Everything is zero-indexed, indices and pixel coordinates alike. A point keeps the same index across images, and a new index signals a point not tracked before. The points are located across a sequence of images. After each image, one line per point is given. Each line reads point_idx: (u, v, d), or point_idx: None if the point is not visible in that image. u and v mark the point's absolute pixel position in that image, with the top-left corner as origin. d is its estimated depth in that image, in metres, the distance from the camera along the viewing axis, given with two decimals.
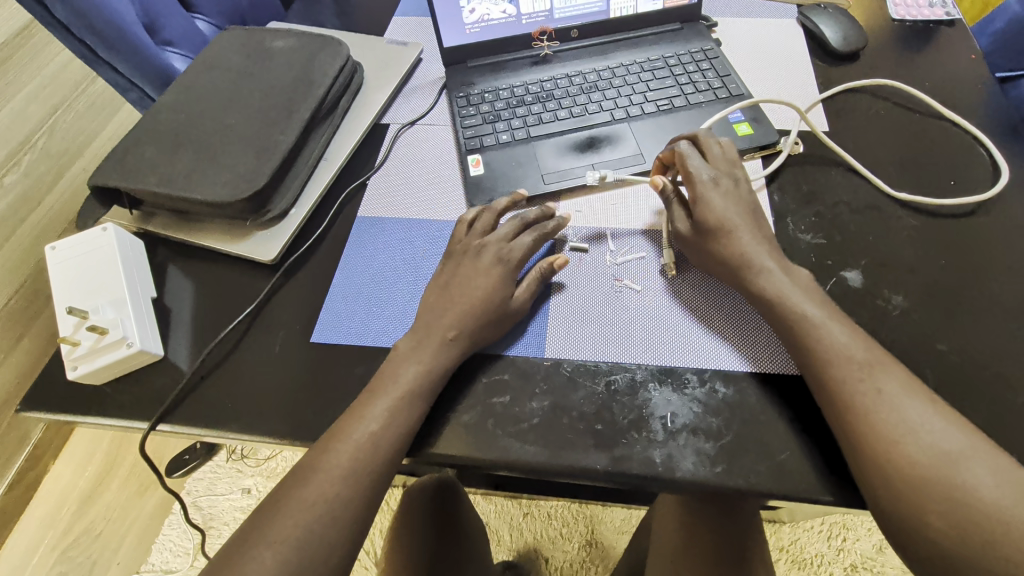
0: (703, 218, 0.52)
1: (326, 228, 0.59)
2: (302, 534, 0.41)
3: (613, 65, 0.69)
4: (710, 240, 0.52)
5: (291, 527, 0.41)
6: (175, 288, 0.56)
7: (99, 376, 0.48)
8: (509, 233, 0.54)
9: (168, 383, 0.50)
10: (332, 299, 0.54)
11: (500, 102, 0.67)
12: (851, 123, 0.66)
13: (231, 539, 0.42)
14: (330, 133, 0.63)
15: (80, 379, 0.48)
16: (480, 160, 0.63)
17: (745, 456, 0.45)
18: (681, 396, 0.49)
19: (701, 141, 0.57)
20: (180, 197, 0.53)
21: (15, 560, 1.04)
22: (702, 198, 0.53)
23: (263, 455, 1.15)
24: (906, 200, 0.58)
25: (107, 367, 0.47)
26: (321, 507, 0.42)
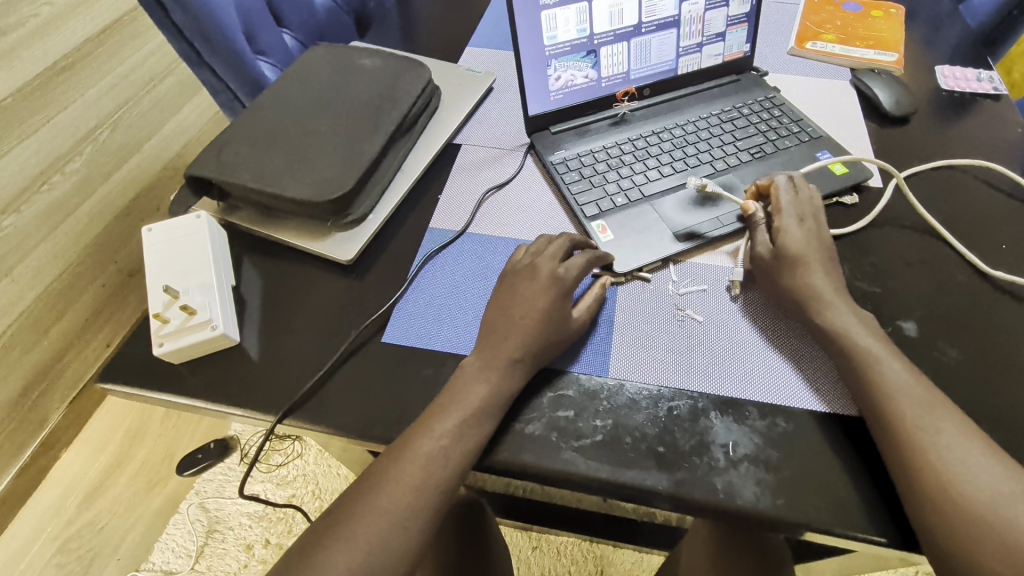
0: (783, 247, 0.56)
1: (397, 237, 0.62)
2: (371, 540, 0.42)
3: (692, 119, 0.73)
4: (780, 268, 0.55)
5: (361, 533, 0.42)
6: (251, 279, 0.58)
7: (183, 355, 0.50)
8: (561, 251, 0.55)
9: (240, 370, 0.51)
10: (404, 305, 0.56)
11: (596, 159, 0.68)
12: (937, 196, 0.67)
13: (301, 541, 0.43)
14: (407, 149, 0.67)
15: (163, 356, 0.50)
16: (606, 226, 0.62)
17: (805, 491, 0.46)
18: (742, 427, 0.49)
19: (799, 182, 0.61)
20: (271, 193, 0.56)
21: (13, 547, 0.99)
22: (786, 230, 0.57)
23: (276, 462, 1.11)
24: (996, 276, 0.59)
25: (193, 346, 0.49)
26: (389, 515, 0.42)
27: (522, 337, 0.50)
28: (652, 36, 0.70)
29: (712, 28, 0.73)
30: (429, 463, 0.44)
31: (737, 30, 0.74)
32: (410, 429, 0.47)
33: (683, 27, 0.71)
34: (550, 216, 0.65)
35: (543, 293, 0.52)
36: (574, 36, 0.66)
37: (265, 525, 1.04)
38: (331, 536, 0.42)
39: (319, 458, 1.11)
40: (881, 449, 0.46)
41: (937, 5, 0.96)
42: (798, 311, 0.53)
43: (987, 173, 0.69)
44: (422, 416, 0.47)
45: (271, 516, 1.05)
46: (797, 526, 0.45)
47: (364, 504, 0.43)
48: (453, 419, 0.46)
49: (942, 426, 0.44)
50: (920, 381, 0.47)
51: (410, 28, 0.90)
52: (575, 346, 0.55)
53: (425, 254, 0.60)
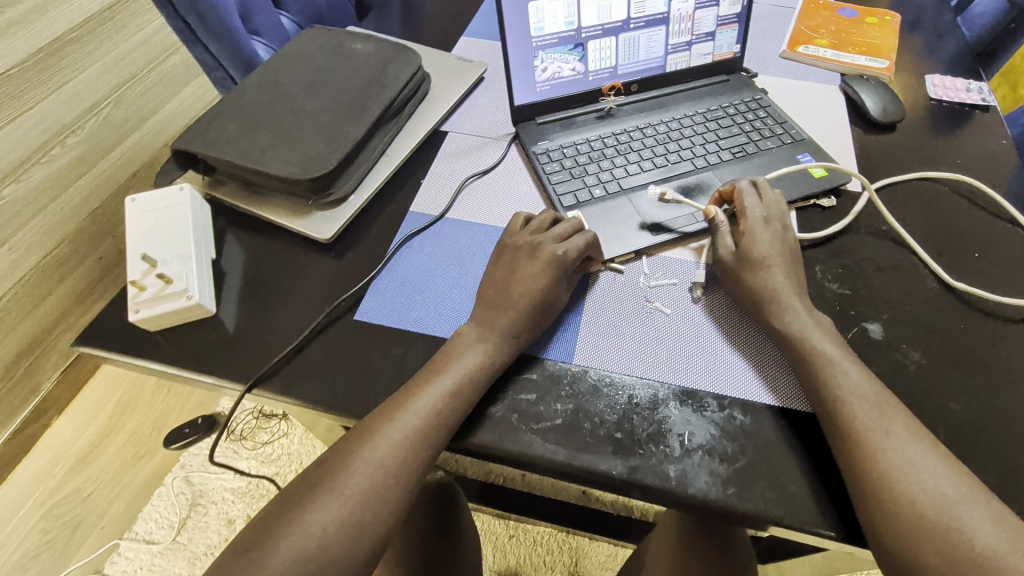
0: (748, 250, 0.56)
1: (378, 219, 0.63)
2: (339, 518, 0.42)
3: (676, 116, 0.74)
4: (741, 268, 0.56)
5: (329, 511, 0.42)
6: (232, 254, 0.59)
7: (159, 322, 0.51)
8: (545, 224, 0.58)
9: (215, 340, 0.53)
10: (381, 286, 0.57)
11: (577, 151, 0.69)
12: (909, 206, 0.68)
13: (268, 514, 0.43)
14: (393, 133, 0.68)
15: (139, 322, 0.51)
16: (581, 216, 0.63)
17: (756, 482, 0.47)
18: (700, 418, 0.50)
19: (764, 187, 0.62)
20: (254, 170, 0.57)
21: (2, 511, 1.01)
22: (751, 233, 0.57)
23: (262, 440, 1.12)
24: (961, 288, 0.59)
25: (168, 314, 0.50)
26: (356, 493, 0.43)
27: (495, 316, 0.52)
28: (640, 32, 0.71)
29: (702, 26, 0.73)
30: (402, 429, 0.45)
31: (728, 31, 0.75)
32: (391, 402, 0.47)
33: (673, 24, 0.72)
34: (529, 205, 0.66)
35: (520, 283, 0.53)
36: (561, 28, 0.67)
37: (247, 501, 1.05)
38: (297, 511, 0.42)
39: (303, 438, 1.12)
40: (831, 447, 0.47)
41: (937, 16, 0.96)
42: (756, 311, 0.54)
43: (965, 187, 0.69)
44: (401, 391, 0.48)
45: (255, 494, 1.06)
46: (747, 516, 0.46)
47: (334, 476, 0.44)
48: (424, 398, 0.47)
49: (892, 428, 0.45)
50: (874, 384, 0.48)
51: (408, 15, 0.90)
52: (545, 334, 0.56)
53: (402, 235, 0.62)
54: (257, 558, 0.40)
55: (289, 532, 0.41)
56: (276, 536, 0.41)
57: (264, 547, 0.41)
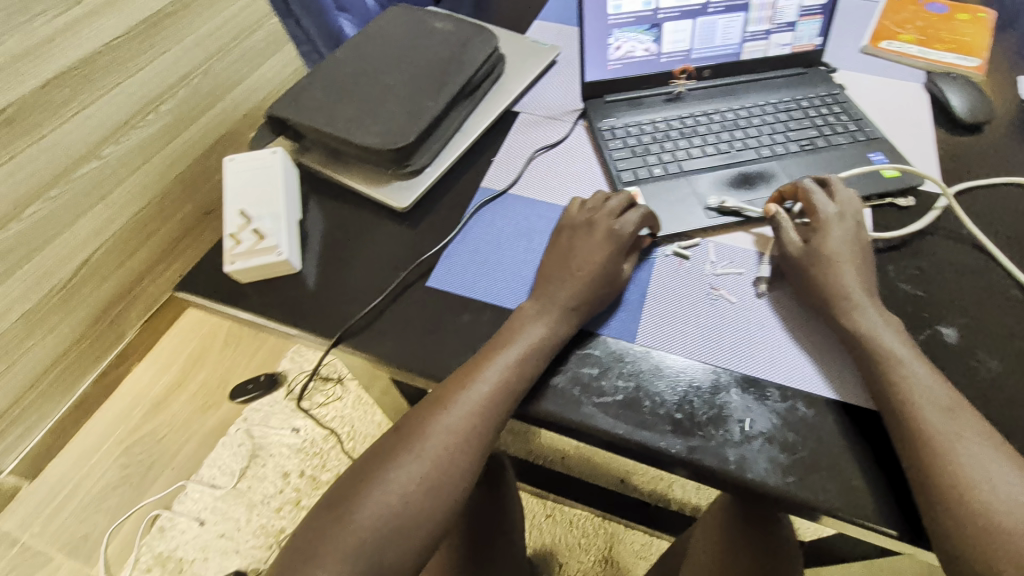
0: (818, 245, 0.56)
1: (450, 193, 0.66)
2: (419, 475, 0.45)
3: (747, 105, 0.73)
4: (811, 266, 0.55)
5: (410, 470, 0.45)
6: (315, 217, 0.63)
7: (250, 275, 0.55)
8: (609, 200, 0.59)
9: (300, 295, 0.56)
10: (450, 251, 0.60)
11: (643, 135, 0.70)
12: (996, 212, 0.65)
13: (353, 470, 0.47)
14: (469, 111, 0.70)
15: (233, 273, 0.55)
16: (639, 191, 0.64)
17: (817, 474, 0.47)
18: (762, 406, 0.50)
19: (836, 188, 0.60)
20: (340, 137, 0.61)
21: (87, 445, 1.11)
22: (824, 230, 0.56)
23: (318, 401, 1.17)
24: None
25: (259, 267, 0.54)
26: (434, 453, 0.46)
27: (557, 291, 0.53)
28: (718, 17, 0.70)
29: (783, 16, 0.71)
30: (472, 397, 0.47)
31: (810, 22, 0.73)
32: (462, 373, 0.50)
33: (752, 12, 0.70)
34: (594, 186, 0.67)
35: (592, 261, 0.54)
36: (639, 7, 0.68)
37: (303, 457, 1.10)
38: (381, 468, 0.46)
39: (356, 403, 1.17)
40: (898, 448, 0.46)
41: None
42: (823, 309, 0.53)
43: None
44: (467, 364, 0.50)
45: (312, 452, 1.10)
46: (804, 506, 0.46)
47: (412, 437, 0.47)
48: (496, 366, 0.49)
49: (964, 432, 0.44)
50: (946, 386, 0.47)
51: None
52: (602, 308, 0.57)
53: (472, 208, 0.64)
54: (346, 509, 0.44)
55: (374, 487, 0.44)
56: (363, 490, 0.44)
57: (352, 500, 0.44)
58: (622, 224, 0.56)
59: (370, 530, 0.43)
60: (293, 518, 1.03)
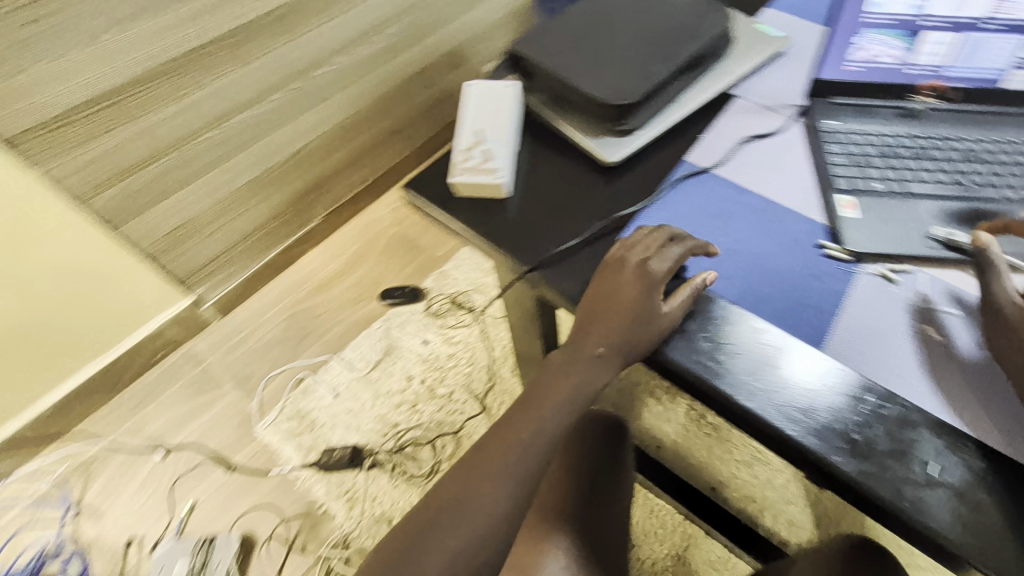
0: None
1: (651, 159, 0.67)
2: (534, 437, 0.54)
3: (998, 139, 0.65)
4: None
5: (527, 434, 0.54)
6: (525, 153, 0.67)
7: (469, 191, 0.62)
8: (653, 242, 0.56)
9: (501, 218, 0.62)
10: (644, 215, 0.62)
11: (866, 144, 0.65)
12: None
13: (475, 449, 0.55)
14: (689, 84, 0.69)
15: (454, 185, 0.62)
16: (853, 203, 0.60)
17: (1005, 541, 0.44)
18: (956, 456, 0.47)
19: None
20: (568, 83, 0.64)
21: (264, 302, 1.31)
22: None
23: (450, 323, 1.28)
24: None
25: (480, 185, 0.61)
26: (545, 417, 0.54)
27: (602, 324, 0.55)
28: (993, 36, 0.62)
29: None
30: (552, 390, 0.55)
31: None
32: (558, 359, 0.57)
33: None
34: (799, 188, 0.64)
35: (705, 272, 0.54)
36: (903, 10, 0.64)
37: (427, 368, 1.21)
38: (502, 442, 0.54)
39: (480, 336, 1.25)
40: None
41: None
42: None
43: None
44: (568, 340, 0.57)
45: (435, 366, 1.21)
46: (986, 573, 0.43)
47: (527, 409, 0.55)
48: (597, 340, 0.55)
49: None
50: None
51: None
52: (788, 308, 0.56)
53: (673, 180, 0.64)
54: (476, 481, 0.52)
55: (501, 458, 0.53)
56: (490, 462, 0.53)
57: (482, 470, 0.53)
58: (655, 264, 0.55)
59: (504, 494, 0.51)
60: (408, 418, 1.14)
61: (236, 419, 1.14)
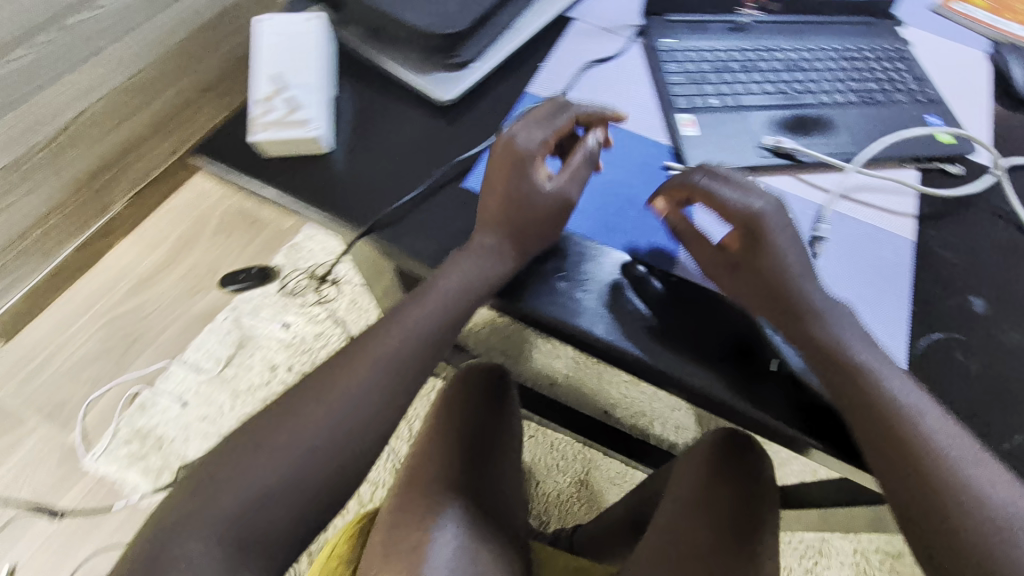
0: None
1: (491, 89, 0.60)
2: (357, 384, 0.51)
3: (811, 47, 0.69)
4: (768, 236, 0.48)
5: (349, 381, 0.51)
6: (345, 94, 0.58)
7: (276, 148, 0.53)
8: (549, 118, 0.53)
9: (319, 168, 0.53)
10: (491, 156, 0.57)
11: (707, 64, 0.65)
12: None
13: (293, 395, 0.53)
14: (521, 8, 0.63)
15: (258, 146, 0.52)
16: (692, 121, 0.61)
17: (835, 418, 0.47)
18: (788, 348, 0.50)
19: None
20: (387, 13, 0.55)
21: (75, 309, 1.13)
22: None
23: (313, 299, 1.15)
24: None
25: (289, 142, 0.52)
26: (374, 365, 0.51)
27: (486, 227, 0.51)
28: None
29: None
30: (376, 342, 0.52)
31: None
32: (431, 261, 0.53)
33: None
34: (647, 104, 0.63)
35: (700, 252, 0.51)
36: None
37: (293, 352, 1.11)
38: (323, 387, 0.52)
39: (349, 308, 1.15)
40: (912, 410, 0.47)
41: None
42: (774, 310, 0.49)
43: None
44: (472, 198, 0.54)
45: (300, 350, 1.11)
46: (903, 483, 0.44)
47: (354, 354, 0.52)
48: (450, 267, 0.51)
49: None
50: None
51: None
52: (618, 234, 0.55)
53: (518, 112, 0.59)
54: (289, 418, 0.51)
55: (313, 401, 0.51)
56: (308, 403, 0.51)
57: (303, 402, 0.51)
58: (520, 134, 0.52)
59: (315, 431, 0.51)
60: None
61: (54, 455, 1.01)
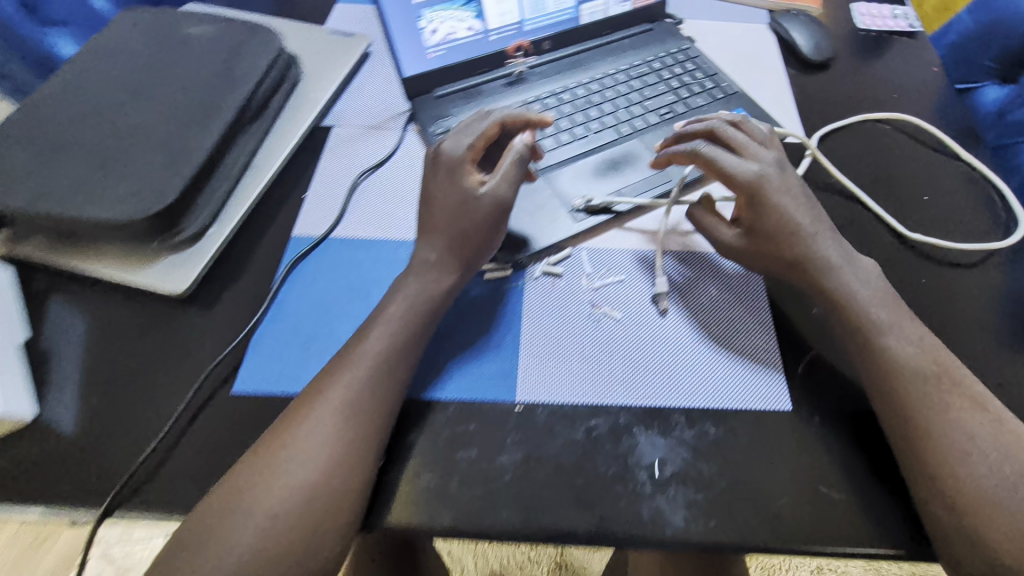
0: (756, 224, 0.46)
1: (247, 249, 0.49)
2: None
3: (596, 75, 0.62)
4: (769, 196, 0.46)
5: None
6: (55, 326, 0.45)
7: None
8: (481, 127, 0.47)
9: (29, 448, 0.40)
10: (264, 340, 0.44)
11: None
12: (844, 144, 0.61)
13: None
14: (255, 141, 0.52)
15: None
16: None
17: (740, 506, 0.41)
18: (669, 440, 0.43)
19: (757, 133, 0.50)
20: (62, 216, 0.42)
21: None
22: (789, 198, 0.46)
23: None
24: (910, 238, 0.53)
25: None
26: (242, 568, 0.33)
27: (427, 235, 0.45)
28: None
29: None
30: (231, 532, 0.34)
31: None
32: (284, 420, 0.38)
33: None
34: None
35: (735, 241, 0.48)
36: None
37: None
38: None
39: None
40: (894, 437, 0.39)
41: None
42: (780, 266, 0.46)
43: (908, 126, 0.63)
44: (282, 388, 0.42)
45: None
46: (973, 537, 0.34)
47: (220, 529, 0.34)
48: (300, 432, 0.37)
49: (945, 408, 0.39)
50: (911, 358, 0.41)
51: None
52: (448, 375, 0.45)
53: (282, 272, 0.47)
54: None
55: None
56: None
57: None
58: (450, 142, 0.47)
59: None
60: None
61: None
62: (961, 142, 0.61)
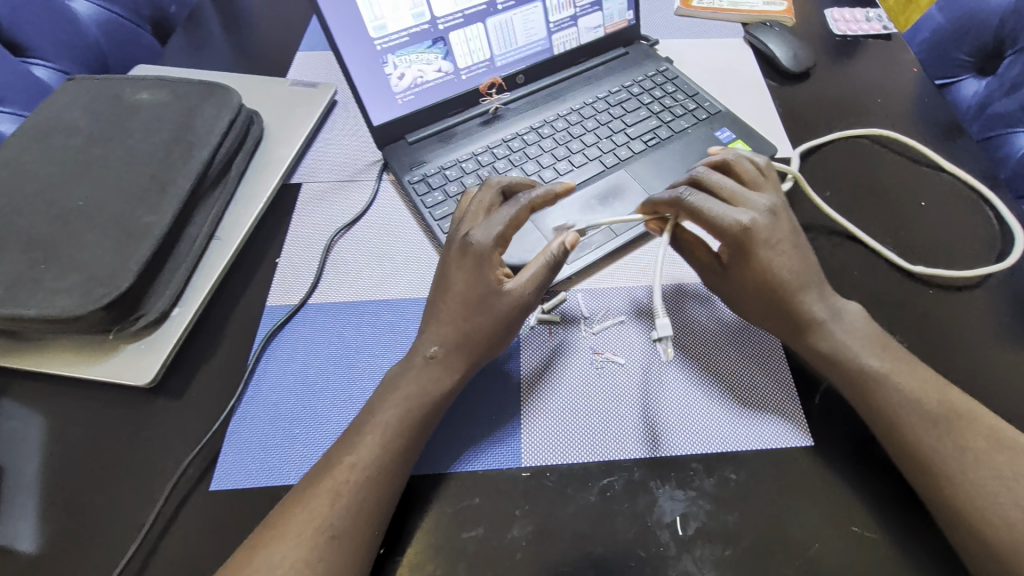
0: (747, 274, 0.44)
1: (219, 325, 0.46)
2: None
3: (575, 106, 0.60)
4: (759, 249, 0.43)
5: None
6: (15, 431, 0.41)
7: None
8: (512, 213, 0.43)
9: None
10: (242, 423, 0.41)
11: (470, 178, 0.53)
12: (820, 167, 0.58)
13: None
14: (218, 208, 0.49)
15: None
16: None
17: (774, 559, 0.37)
18: (690, 493, 0.40)
19: (743, 172, 0.47)
20: (7, 315, 0.39)
21: None
22: (781, 247, 0.43)
23: None
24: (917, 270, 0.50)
25: None
26: None
27: (436, 328, 0.42)
28: (512, 13, 0.55)
29: None
30: None
31: None
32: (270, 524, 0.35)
33: None
34: (417, 256, 0.50)
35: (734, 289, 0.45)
36: (410, 22, 0.51)
37: None
38: None
39: None
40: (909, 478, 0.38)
41: None
42: (771, 316, 0.44)
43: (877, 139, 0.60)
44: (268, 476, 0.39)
45: None
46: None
47: None
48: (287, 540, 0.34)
49: (969, 440, 0.37)
50: (930, 387, 0.39)
51: (228, 31, 0.71)
52: (445, 443, 0.42)
53: (258, 345, 0.45)
54: None
55: None
56: None
57: None
58: (478, 229, 0.42)
59: None
60: None
61: None
62: (951, 141, 0.60)
